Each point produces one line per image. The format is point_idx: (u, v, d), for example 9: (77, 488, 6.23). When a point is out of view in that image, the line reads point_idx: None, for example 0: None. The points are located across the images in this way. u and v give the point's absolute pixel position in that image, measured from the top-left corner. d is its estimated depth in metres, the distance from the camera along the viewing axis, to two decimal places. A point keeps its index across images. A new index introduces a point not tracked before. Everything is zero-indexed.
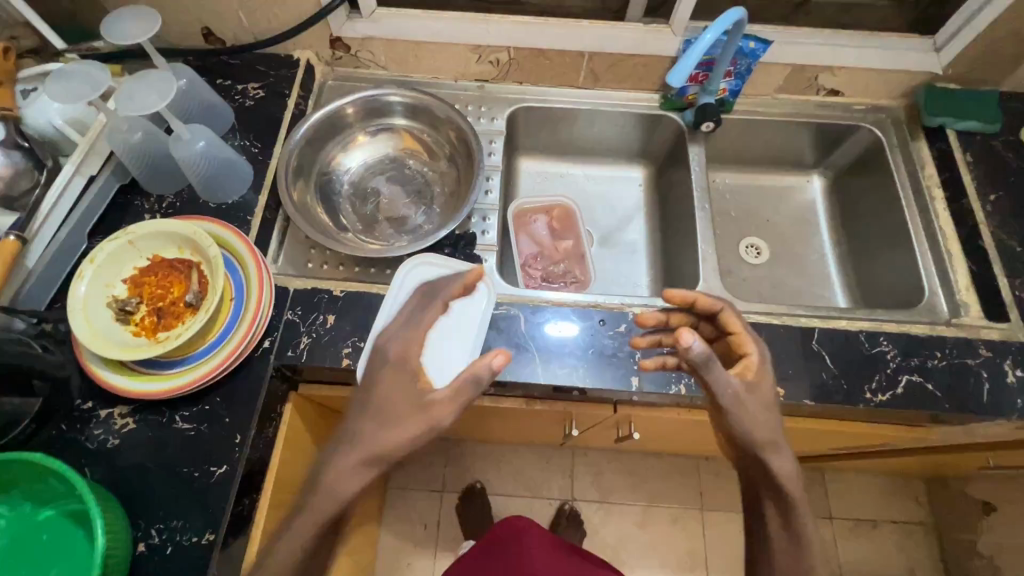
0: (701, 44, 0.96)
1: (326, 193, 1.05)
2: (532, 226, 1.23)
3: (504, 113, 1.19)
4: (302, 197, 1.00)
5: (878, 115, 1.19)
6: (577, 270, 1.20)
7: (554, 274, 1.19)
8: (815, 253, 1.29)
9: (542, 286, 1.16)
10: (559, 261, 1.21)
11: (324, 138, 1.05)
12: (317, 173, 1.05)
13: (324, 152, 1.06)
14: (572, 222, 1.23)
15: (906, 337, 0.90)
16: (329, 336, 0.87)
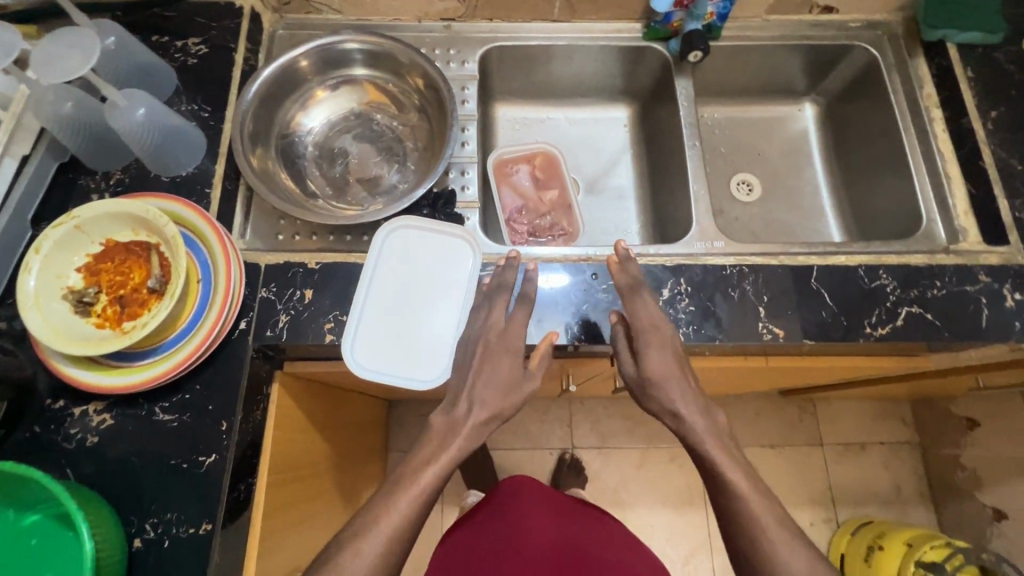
0: None
1: (289, 157, 0.97)
2: (515, 178, 1.16)
3: (475, 54, 1.09)
4: (263, 163, 0.92)
5: (875, 32, 1.11)
6: (564, 221, 1.15)
7: (541, 228, 1.13)
8: (807, 185, 1.25)
9: (530, 240, 1.11)
10: (545, 214, 1.15)
11: (280, 95, 0.95)
12: (277, 135, 0.96)
13: (282, 110, 0.97)
14: (556, 170, 1.17)
15: (905, 268, 0.87)
16: (308, 313, 0.82)
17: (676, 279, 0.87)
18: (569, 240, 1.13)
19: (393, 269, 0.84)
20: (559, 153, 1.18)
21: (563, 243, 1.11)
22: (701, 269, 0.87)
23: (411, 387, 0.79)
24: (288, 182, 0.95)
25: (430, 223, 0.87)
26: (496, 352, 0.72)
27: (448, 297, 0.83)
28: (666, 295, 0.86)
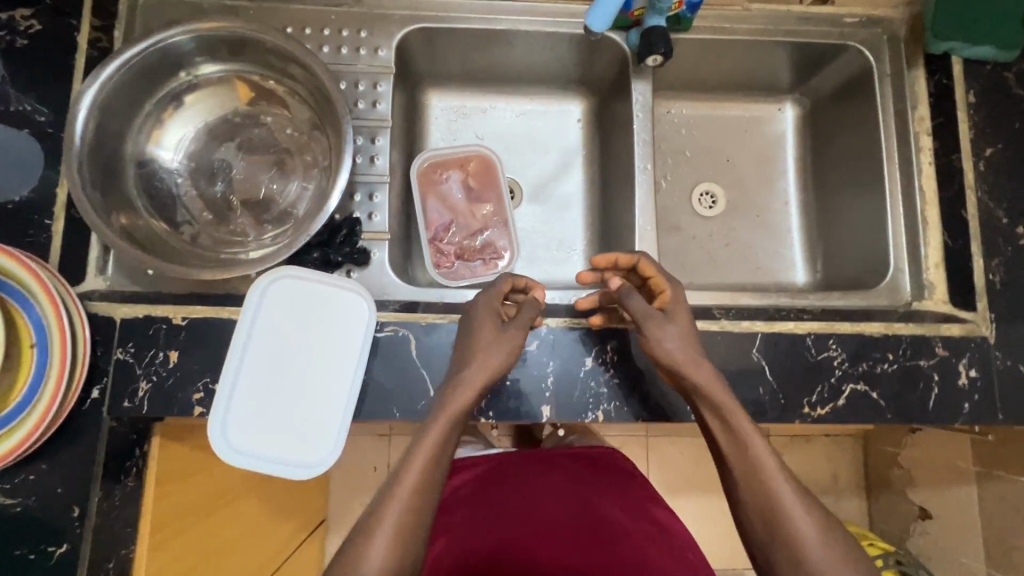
0: None
1: (151, 176, 0.80)
2: (445, 187, 1.01)
3: (392, 39, 0.88)
4: (112, 190, 0.75)
5: (873, 31, 0.93)
6: (496, 239, 1.00)
7: (469, 249, 0.99)
8: (775, 199, 1.12)
9: (458, 266, 0.98)
10: (475, 231, 1.01)
11: (131, 99, 0.77)
12: (133, 150, 0.79)
13: (136, 118, 0.78)
14: (492, 178, 1.01)
15: (858, 339, 0.78)
16: (173, 380, 0.71)
17: (602, 346, 0.76)
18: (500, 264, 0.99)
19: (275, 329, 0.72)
20: (497, 158, 1.01)
21: (492, 268, 0.98)
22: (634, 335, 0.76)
23: (296, 472, 0.70)
24: (149, 211, 0.79)
25: (314, 275, 0.74)
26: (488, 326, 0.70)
27: (339, 363, 0.72)
28: (589, 365, 0.75)
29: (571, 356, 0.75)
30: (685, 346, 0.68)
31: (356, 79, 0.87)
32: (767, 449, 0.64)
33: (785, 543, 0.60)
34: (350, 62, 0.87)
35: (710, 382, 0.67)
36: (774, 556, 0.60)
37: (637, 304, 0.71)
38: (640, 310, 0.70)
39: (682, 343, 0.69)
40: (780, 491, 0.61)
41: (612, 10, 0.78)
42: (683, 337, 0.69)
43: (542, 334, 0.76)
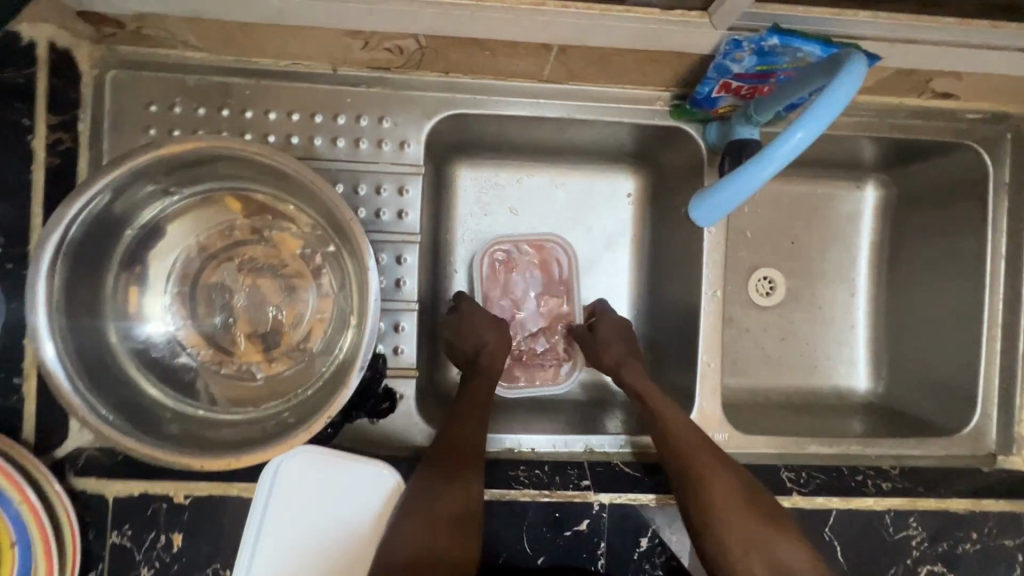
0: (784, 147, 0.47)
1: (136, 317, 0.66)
2: (512, 277, 0.92)
3: (420, 129, 0.72)
4: (94, 350, 0.61)
5: (994, 130, 0.78)
6: (560, 344, 0.91)
7: (527, 352, 0.91)
8: (844, 292, 0.98)
9: (524, 370, 0.90)
10: (538, 331, 0.92)
11: (105, 232, 0.61)
12: (115, 288, 0.64)
13: (114, 251, 0.63)
14: (564, 272, 0.91)
15: (940, 516, 0.70)
16: (178, 566, 0.62)
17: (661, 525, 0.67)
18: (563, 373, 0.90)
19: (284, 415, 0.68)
20: (575, 252, 0.90)
21: (554, 378, 0.89)
22: None
23: None
24: (141, 364, 0.65)
25: (335, 451, 0.65)
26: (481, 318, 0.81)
27: (370, 543, 0.65)
28: (644, 546, 0.67)
29: (625, 538, 0.67)
30: (614, 342, 0.82)
31: (377, 181, 0.72)
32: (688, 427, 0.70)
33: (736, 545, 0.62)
34: (370, 160, 0.71)
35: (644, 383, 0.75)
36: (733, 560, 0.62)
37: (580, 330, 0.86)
38: (583, 335, 0.85)
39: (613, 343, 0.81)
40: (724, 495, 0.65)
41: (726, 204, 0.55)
42: (611, 336, 0.82)
43: (595, 512, 0.67)
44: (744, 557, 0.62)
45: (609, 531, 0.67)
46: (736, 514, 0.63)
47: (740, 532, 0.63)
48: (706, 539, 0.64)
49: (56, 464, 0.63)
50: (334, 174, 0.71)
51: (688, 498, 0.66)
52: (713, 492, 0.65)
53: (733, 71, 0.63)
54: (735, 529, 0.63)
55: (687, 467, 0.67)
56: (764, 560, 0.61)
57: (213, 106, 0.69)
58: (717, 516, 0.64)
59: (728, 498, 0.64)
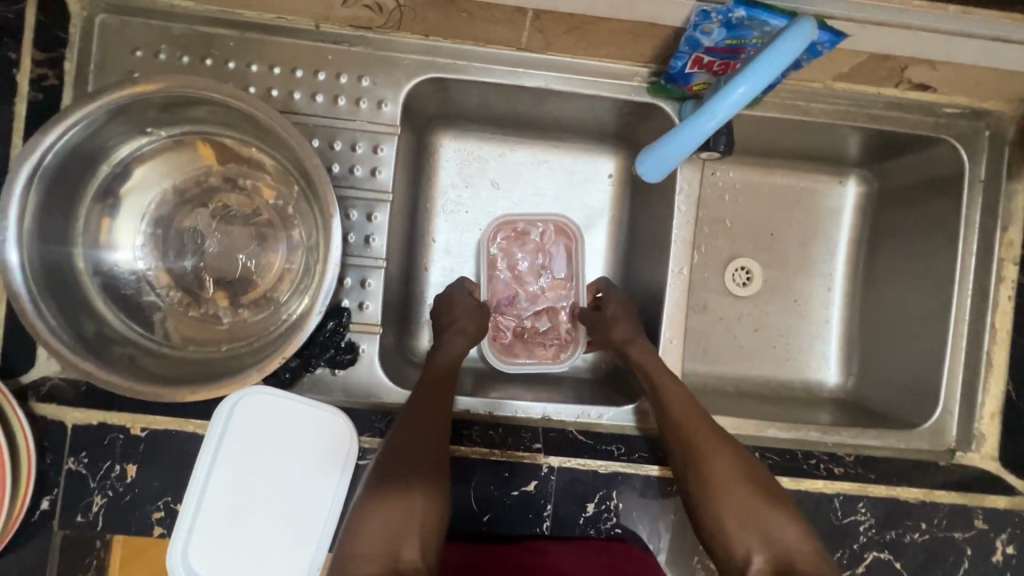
0: (727, 104, 0.51)
1: (106, 256, 0.68)
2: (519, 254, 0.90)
3: (399, 91, 0.74)
4: (60, 280, 0.63)
5: (973, 127, 0.78)
6: (563, 324, 0.90)
7: (530, 330, 0.89)
8: (820, 286, 0.98)
9: (520, 348, 0.88)
10: (542, 310, 0.90)
11: (78, 168, 0.63)
12: (88, 225, 0.66)
13: (89, 188, 0.65)
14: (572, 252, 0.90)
15: (889, 503, 0.70)
16: (130, 496, 0.64)
17: (607, 492, 0.68)
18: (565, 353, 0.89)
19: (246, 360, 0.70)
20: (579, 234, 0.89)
21: (553, 357, 0.88)
22: (641, 481, 0.69)
23: None
24: (107, 301, 0.67)
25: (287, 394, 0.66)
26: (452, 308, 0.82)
27: (320, 486, 0.66)
28: (590, 511, 0.68)
29: (572, 503, 0.68)
30: (621, 320, 0.80)
31: (353, 139, 0.73)
32: (690, 406, 0.69)
33: (735, 516, 0.60)
34: (348, 118, 0.73)
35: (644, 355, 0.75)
36: (733, 533, 0.60)
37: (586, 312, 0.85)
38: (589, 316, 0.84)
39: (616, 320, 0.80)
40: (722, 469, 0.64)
41: (672, 159, 0.57)
42: (614, 314, 0.81)
43: (543, 474, 0.68)
44: (739, 529, 0.60)
45: (556, 494, 0.68)
46: (731, 485, 0.62)
47: (737, 507, 0.61)
48: (703, 513, 0.62)
49: (20, 389, 0.64)
50: (311, 129, 0.72)
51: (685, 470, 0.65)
52: (710, 467, 0.64)
53: (704, 44, 0.64)
54: (732, 501, 0.61)
55: (684, 438, 0.67)
56: (761, 535, 0.59)
57: (197, 55, 0.71)
58: (713, 491, 0.62)
59: (725, 471, 0.63)
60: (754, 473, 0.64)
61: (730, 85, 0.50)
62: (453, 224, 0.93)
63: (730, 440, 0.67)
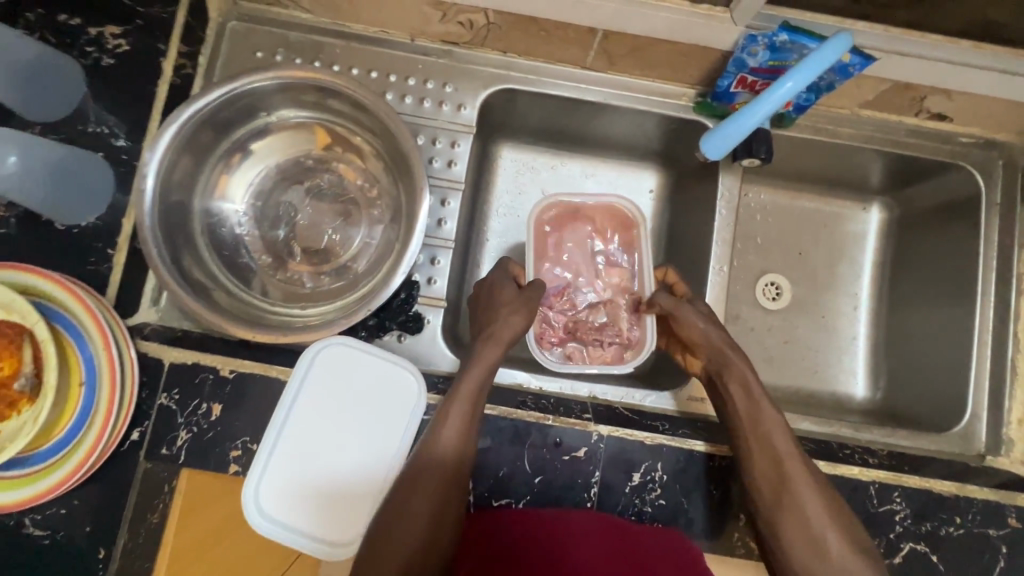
0: (780, 93, 0.62)
1: (218, 218, 0.78)
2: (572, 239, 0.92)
3: (477, 97, 0.85)
4: (179, 231, 0.72)
5: (987, 155, 0.87)
6: (623, 321, 0.86)
7: (584, 325, 0.87)
8: (847, 303, 1.04)
9: (569, 341, 0.86)
10: (599, 304, 0.89)
11: (205, 141, 0.73)
12: (208, 187, 0.77)
13: (212, 157, 0.76)
14: (632, 242, 0.90)
15: (925, 495, 0.73)
16: (213, 433, 0.69)
17: (652, 463, 0.72)
18: (625, 355, 0.85)
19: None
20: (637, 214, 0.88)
21: (612, 358, 0.85)
22: (685, 455, 0.73)
23: (330, 552, 0.69)
24: (214, 255, 0.76)
25: (363, 346, 0.73)
26: (507, 290, 0.81)
27: (388, 434, 0.71)
28: (636, 481, 0.72)
29: (618, 470, 0.72)
30: (707, 328, 0.77)
31: (434, 135, 0.83)
32: (779, 428, 0.71)
33: (817, 548, 0.64)
34: (431, 117, 0.83)
35: (740, 371, 0.75)
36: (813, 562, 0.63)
37: (666, 302, 0.80)
38: (661, 303, 0.81)
39: (711, 328, 0.78)
40: (809, 501, 0.66)
41: (731, 142, 0.68)
42: (707, 318, 0.78)
43: (593, 441, 0.72)
44: (817, 562, 0.63)
45: (605, 460, 0.72)
46: (815, 518, 0.65)
47: (818, 539, 0.64)
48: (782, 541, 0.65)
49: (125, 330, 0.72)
50: None
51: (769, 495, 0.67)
52: (799, 497, 0.66)
53: (749, 64, 0.74)
54: (816, 534, 0.64)
55: (776, 464, 0.68)
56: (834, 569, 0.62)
57: (307, 58, 0.83)
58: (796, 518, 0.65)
59: (810, 503, 0.66)
60: (830, 501, 0.66)
61: (779, 81, 0.61)
62: (505, 225, 0.99)
63: (812, 467, 0.69)
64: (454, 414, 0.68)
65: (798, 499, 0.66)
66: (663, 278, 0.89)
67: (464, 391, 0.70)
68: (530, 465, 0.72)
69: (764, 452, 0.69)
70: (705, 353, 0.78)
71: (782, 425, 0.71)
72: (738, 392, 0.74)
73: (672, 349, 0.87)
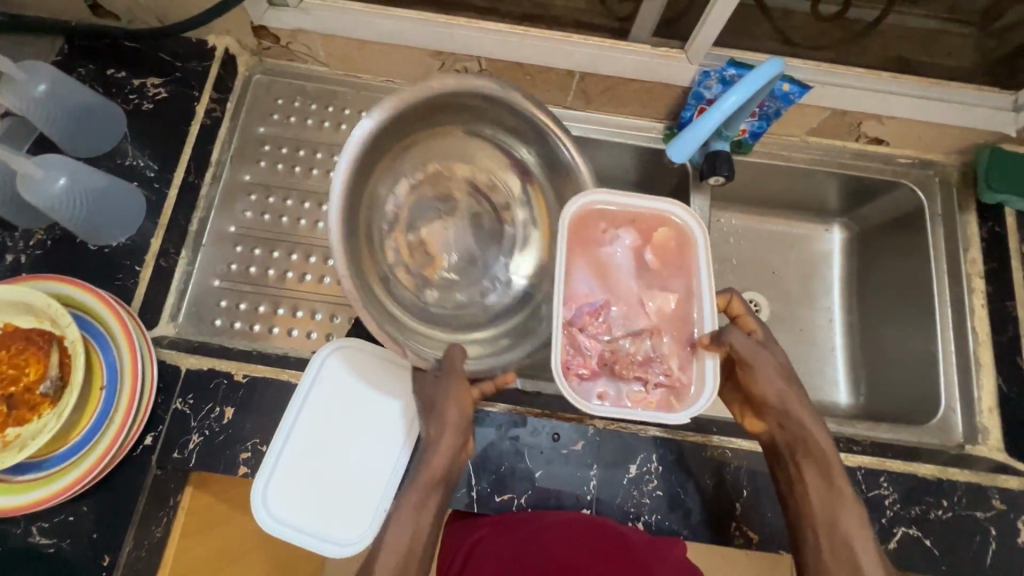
0: (723, 106, 0.74)
1: (379, 172, 0.80)
2: (595, 257, 0.68)
3: None
4: (363, 168, 0.74)
5: (925, 172, 0.98)
6: (671, 359, 0.64)
7: (625, 357, 0.63)
8: (821, 318, 1.08)
9: (593, 382, 0.63)
10: (642, 333, 0.65)
11: (426, 112, 0.78)
12: (380, 180, 0.81)
13: (420, 126, 0.80)
14: (681, 263, 0.67)
15: (909, 479, 0.78)
16: (224, 436, 0.72)
17: (648, 454, 0.76)
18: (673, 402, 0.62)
19: (331, 333, 0.82)
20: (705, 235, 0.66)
21: (652, 403, 0.62)
22: (678, 446, 0.76)
23: (333, 552, 0.69)
24: (364, 242, 0.78)
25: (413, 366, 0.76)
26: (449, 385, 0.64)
27: (390, 432, 0.74)
28: (633, 473, 0.75)
29: (616, 462, 0.75)
30: (782, 386, 0.63)
31: None
32: (863, 528, 0.59)
33: None
34: None
35: (818, 442, 0.62)
36: None
37: (741, 342, 0.61)
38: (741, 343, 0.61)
39: (787, 390, 0.63)
40: None
41: (697, 141, 0.78)
42: (786, 377, 0.63)
43: (589, 435, 0.76)
44: None
45: (602, 452, 0.76)
46: None
47: None
48: None
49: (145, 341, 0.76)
50: None
51: None
52: None
53: (706, 97, 0.86)
54: None
55: (846, 557, 0.57)
56: None
57: (322, 104, 0.94)
58: None
59: None
60: None
61: (724, 97, 0.74)
62: None
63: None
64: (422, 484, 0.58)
65: None
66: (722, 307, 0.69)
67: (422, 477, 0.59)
68: (530, 462, 0.75)
69: (838, 560, 0.58)
70: (779, 424, 0.64)
71: (870, 531, 0.59)
72: (815, 479, 0.62)
73: (728, 396, 0.70)
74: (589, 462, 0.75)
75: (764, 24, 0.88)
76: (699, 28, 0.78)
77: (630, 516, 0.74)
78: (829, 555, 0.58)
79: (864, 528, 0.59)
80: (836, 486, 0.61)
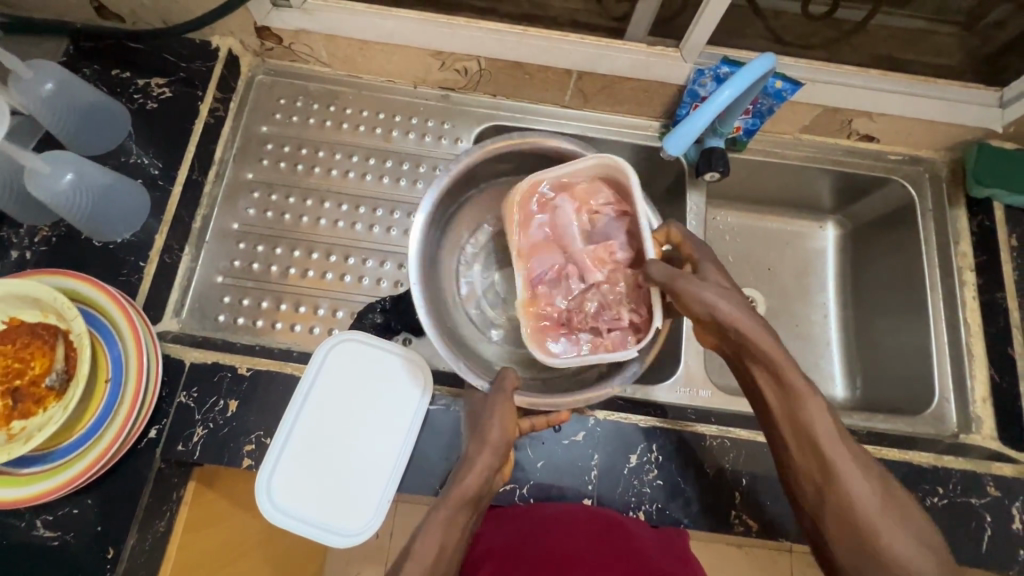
0: (718, 100, 0.76)
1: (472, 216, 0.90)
2: (545, 241, 0.77)
3: (471, 132, 0.96)
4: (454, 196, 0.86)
5: (915, 168, 1.01)
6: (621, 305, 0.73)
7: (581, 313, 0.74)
8: (817, 313, 1.09)
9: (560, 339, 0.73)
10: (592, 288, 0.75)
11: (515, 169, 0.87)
12: (463, 222, 0.90)
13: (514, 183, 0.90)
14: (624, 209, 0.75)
15: (905, 467, 0.79)
16: (228, 429, 0.73)
17: (648, 445, 0.77)
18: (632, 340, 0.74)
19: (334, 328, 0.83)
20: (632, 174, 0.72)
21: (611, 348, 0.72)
22: (677, 436, 0.77)
23: (337, 542, 0.70)
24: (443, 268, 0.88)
25: (425, 366, 0.77)
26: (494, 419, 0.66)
27: (393, 424, 0.74)
28: (634, 462, 0.76)
29: (616, 452, 0.76)
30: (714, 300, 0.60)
31: (434, 164, 0.94)
32: (825, 418, 0.58)
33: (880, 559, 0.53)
34: (430, 149, 0.95)
35: (765, 347, 0.59)
36: None
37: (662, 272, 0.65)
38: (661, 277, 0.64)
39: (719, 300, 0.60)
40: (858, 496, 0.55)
41: (693, 134, 0.80)
42: (716, 288, 0.61)
43: (590, 425, 0.77)
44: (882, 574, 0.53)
45: (602, 442, 0.77)
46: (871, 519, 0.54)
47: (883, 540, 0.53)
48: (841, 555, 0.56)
49: None
50: (402, 156, 0.94)
51: (815, 500, 0.58)
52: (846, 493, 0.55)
53: (701, 94, 0.88)
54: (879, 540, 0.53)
55: (815, 459, 0.57)
56: None
57: (323, 103, 0.95)
58: (851, 522, 0.55)
59: (861, 501, 0.55)
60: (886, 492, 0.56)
61: (720, 91, 0.76)
62: None
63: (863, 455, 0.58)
64: (451, 503, 0.59)
65: (845, 500, 0.55)
66: (665, 241, 0.73)
67: (457, 492, 0.60)
68: (531, 453, 0.76)
69: (806, 459, 0.58)
70: (721, 337, 0.62)
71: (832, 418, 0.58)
72: (768, 384, 0.60)
73: None
74: (590, 452, 0.76)
75: (756, 23, 0.90)
76: (693, 26, 0.80)
77: (632, 506, 0.75)
78: (799, 459, 0.59)
79: (826, 420, 0.58)
80: (792, 387, 0.59)
